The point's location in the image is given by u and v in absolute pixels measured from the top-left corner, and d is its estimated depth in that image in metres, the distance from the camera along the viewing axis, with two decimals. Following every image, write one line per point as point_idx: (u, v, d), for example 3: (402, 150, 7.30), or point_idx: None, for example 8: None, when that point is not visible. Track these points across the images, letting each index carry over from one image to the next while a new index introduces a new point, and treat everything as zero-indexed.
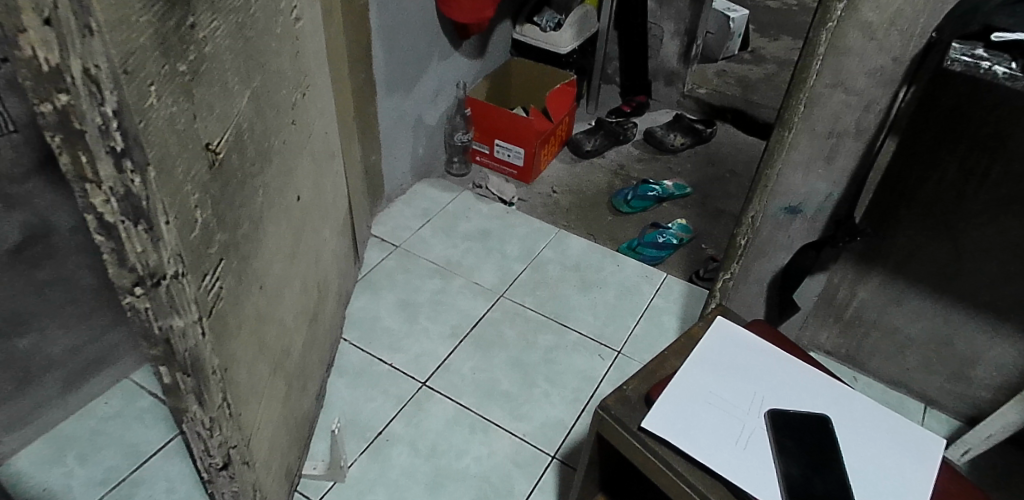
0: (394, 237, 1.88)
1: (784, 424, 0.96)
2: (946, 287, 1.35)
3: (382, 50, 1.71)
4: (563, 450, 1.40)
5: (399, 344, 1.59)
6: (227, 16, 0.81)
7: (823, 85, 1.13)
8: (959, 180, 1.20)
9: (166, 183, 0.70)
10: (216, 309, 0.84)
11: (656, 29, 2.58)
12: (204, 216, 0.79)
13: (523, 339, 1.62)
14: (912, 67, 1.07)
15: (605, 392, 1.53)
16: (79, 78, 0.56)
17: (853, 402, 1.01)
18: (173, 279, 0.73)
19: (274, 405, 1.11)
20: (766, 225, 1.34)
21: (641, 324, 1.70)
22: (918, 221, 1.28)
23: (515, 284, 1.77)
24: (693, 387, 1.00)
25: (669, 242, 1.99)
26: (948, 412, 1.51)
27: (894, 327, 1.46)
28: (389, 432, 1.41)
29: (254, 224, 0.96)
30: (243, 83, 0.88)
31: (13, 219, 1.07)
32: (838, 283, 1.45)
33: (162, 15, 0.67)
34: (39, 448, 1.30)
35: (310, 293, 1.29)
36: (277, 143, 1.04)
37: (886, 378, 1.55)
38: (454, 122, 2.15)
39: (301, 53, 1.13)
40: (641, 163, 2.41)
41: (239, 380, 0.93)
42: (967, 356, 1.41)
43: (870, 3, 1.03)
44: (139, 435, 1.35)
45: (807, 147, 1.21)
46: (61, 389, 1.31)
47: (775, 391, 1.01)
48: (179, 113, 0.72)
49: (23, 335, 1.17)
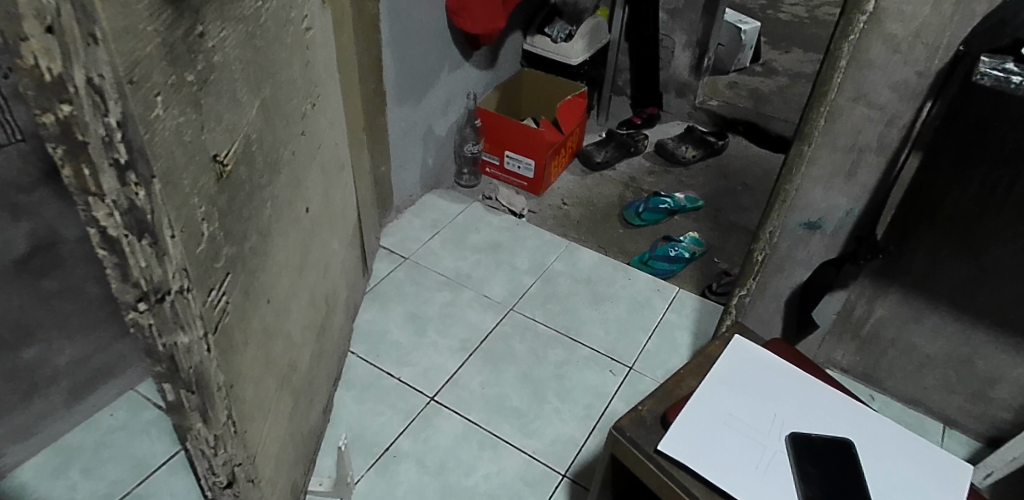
0: (403, 248, 1.86)
1: (805, 448, 0.92)
2: (967, 305, 1.31)
3: (393, 59, 1.70)
4: (574, 468, 1.37)
5: (407, 358, 1.56)
6: (237, 25, 0.79)
7: (845, 98, 1.10)
8: (982, 196, 1.17)
9: (171, 197, 0.68)
10: (222, 324, 0.82)
11: (668, 41, 2.54)
12: (211, 229, 0.77)
13: (533, 354, 1.60)
14: (936, 80, 1.04)
15: (617, 408, 1.50)
16: (83, 88, 0.54)
17: (873, 424, 0.98)
18: (178, 295, 0.71)
19: (280, 421, 1.08)
20: (784, 240, 1.31)
21: (653, 339, 1.67)
22: (940, 238, 1.25)
23: (526, 297, 1.74)
24: (710, 407, 0.97)
25: (681, 256, 1.96)
26: (969, 433, 1.47)
27: (913, 346, 1.42)
28: (397, 448, 1.38)
29: (262, 237, 0.94)
30: (253, 93, 0.87)
31: (20, 228, 1.06)
32: (855, 300, 1.42)
33: (171, 23, 0.65)
34: (42, 461, 1.28)
35: (318, 306, 1.27)
36: (287, 154, 1.02)
37: (903, 397, 1.52)
38: (465, 132, 2.14)
39: (312, 62, 1.11)
40: (652, 176, 2.39)
41: (244, 395, 0.91)
42: (988, 376, 1.37)
43: (894, 16, 1.01)
44: (145, 448, 1.33)
45: (827, 162, 1.18)
46: (66, 401, 1.29)
47: (796, 413, 0.98)
48: (186, 124, 0.70)
49: (28, 346, 1.16)
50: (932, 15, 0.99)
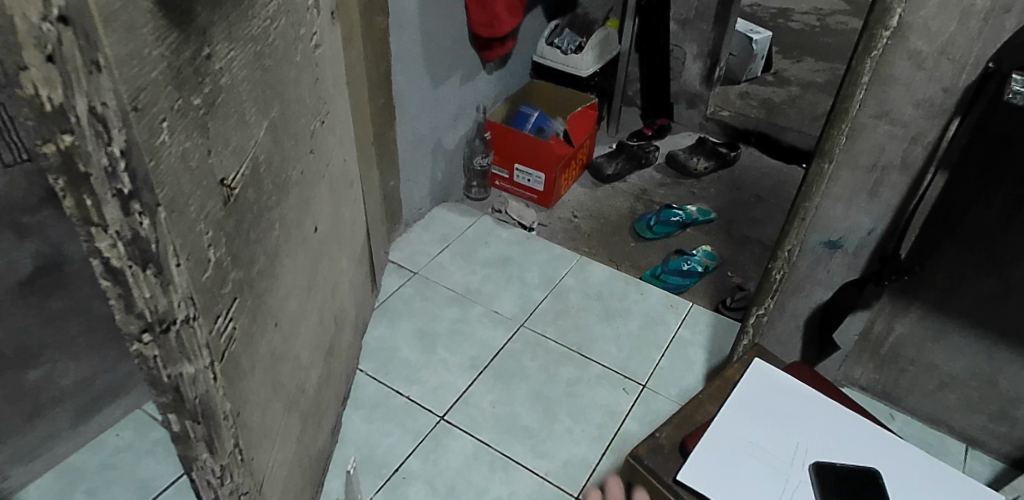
0: (412, 262, 1.84)
1: (829, 478, 0.89)
2: (992, 324, 1.28)
3: (403, 73, 1.69)
4: (587, 490, 1.34)
5: (417, 376, 1.54)
6: (245, 46, 0.78)
7: (867, 115, 1.08)
8: (1006, 215, 1.13)
9: (177, 224, 0.66)
10: (228, 353, 0.80)
11: (678, 51, 2.53)
12: (218, 255, 0.75)
13: (545, 371, 1.57)
14: (965, 98, 1.02)
15: (629, 428, 1.47)
16: (85, 118, 0.52)
17: (899, 453, 0.94)
18: (183, 324, 0.69)
19: (288, 446, 1.06)
20: (803, 259, 1.28)
21: (667, 356, 1.64)
22: (963, 256, 1.22)
23: (536, 313, 1.72)
24: (731, 434, 0.94)
25: (694, 270, 1.94)
26: (992, 453, 1.43)
27: (935, 365, 1.39)
28: (406, 469, 1.36)
29: (269, 259, 0.92)
30: (261, 114, 0.85)
31: (25, 248, 1.04)
32: (876, 318, 1.39)
33: (177, 47, 0.64)
34: (46, 483, 1.26)
35: (326, 326, 1.25)
36: (295, 173, 1.00)
37: (924, 416, 1.48)
38: (474, 145, 2.11)
39: (321, 80, 1.10)
40: (664, 187, 2.36)
41: (251, 422, 0.89)
42: (1012, 396, 1.33)
43: (919, 32, 0.98)
44: (151, 470, 1.31)
45: (848, 181, 1.16)
46: (71, 422, 1.27)
47: (819, 442, 0.95)
48: (192, 149, 0.68)
49: (33, 367, 1.14)
50: (959, 31, 0.96)
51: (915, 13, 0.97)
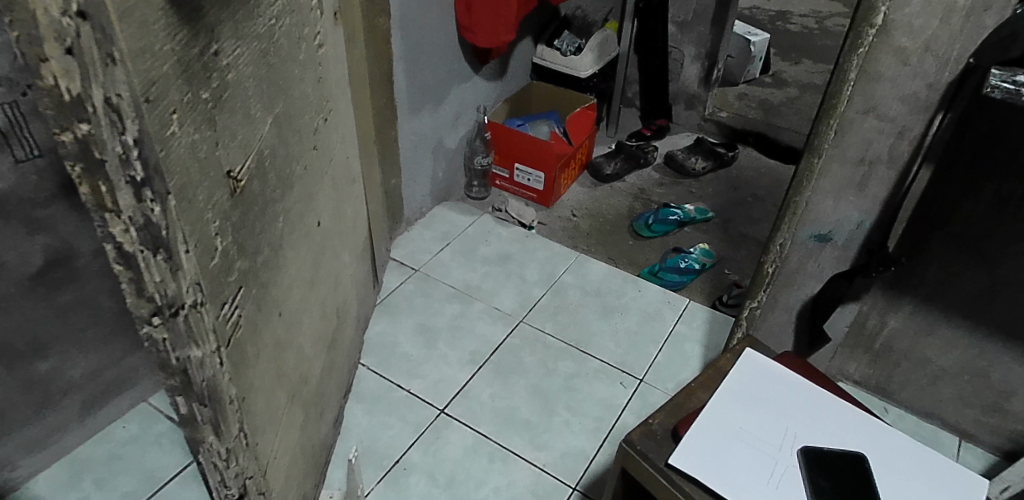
0: (413, 260, 1.87)
1: (816, 462, 0.92)
2: (982, 317, 1.30)
3: (405, 73, 1.71)
4: (584, 482, 1.37)
5: (417, 370, 1.57)
6: (251, 43, 0.81)
7: (854, 111, 1.11)
8: (994, 209, 1.16)
9: (186, 212, 0.69)
10: (234, 339, 0.83)
11: (677, 53, 2.57)
12: (224, 244, 0.78)
13: (543, 366, 1.60)
14: (948, 93, 1.05)
15: (627, 421, 1.49)
16: (101, 107, 0.55)
17: (886, 439, 0.97)
18: (191, 309, 0.72)
19: (291, 435, 1.09)
20: (795, 253, 1.30)
21: (663, 351, 1.67)
22: (951, 250, 1.24)
23: (535, 310, 1.75)
24: (722, 421, 0.97)
25: (691, 267, 1.98)
26: (984, 446, 1.45)
27: (927, 358, 1.41)
28: (407, 461, 1.38)
29: (274, 251, 0.95)
30: (266, 110, 0.88)
31: (36, 242, 1.07)
32: (868, 312, 1.41)
33: (186, 42, 0.67)
34: (55, 472, 1.29)
35: (329, 318, 1.27)
36: (299, 169, 1.03)
37: (918, 410, 1.50)
38: (474, 145, 2.14)
39: (324, 78, 1.12)
40: (662, 187, 2.39)
41: (255, 408, 0.92)
42: (1002, 389, 1.36)
43: (904, 29, 1.01)
44: (157, 460, 1.34)
45: (837, 176, 1.18)
46: (79, 413, 1.30)
47: (809, 428, 0.97)
48: (201, 141, 0.71)
49: (44, 358, 1.17)
50: (941, 29, 0.99)
51: (899, 11, 1.00)
